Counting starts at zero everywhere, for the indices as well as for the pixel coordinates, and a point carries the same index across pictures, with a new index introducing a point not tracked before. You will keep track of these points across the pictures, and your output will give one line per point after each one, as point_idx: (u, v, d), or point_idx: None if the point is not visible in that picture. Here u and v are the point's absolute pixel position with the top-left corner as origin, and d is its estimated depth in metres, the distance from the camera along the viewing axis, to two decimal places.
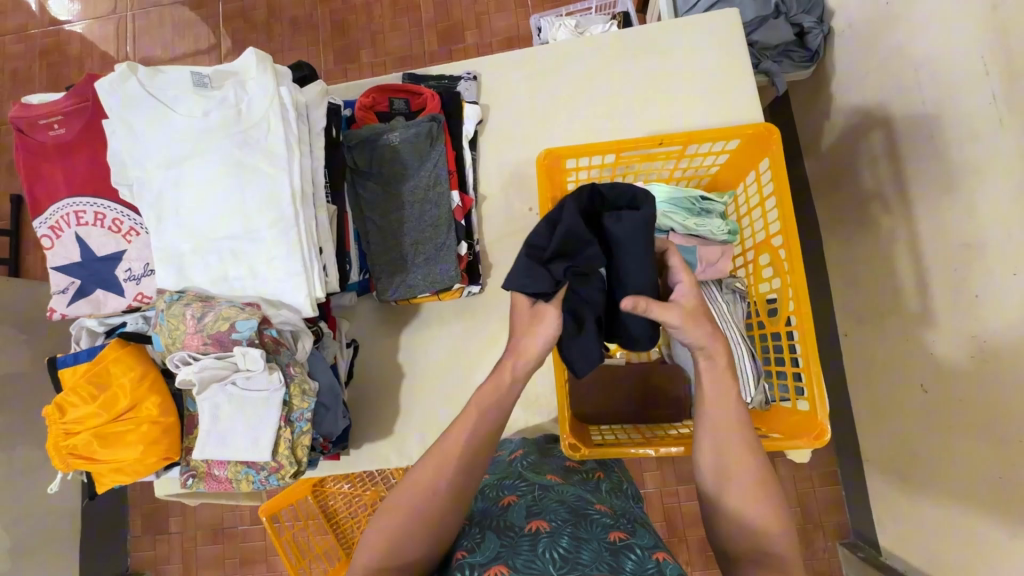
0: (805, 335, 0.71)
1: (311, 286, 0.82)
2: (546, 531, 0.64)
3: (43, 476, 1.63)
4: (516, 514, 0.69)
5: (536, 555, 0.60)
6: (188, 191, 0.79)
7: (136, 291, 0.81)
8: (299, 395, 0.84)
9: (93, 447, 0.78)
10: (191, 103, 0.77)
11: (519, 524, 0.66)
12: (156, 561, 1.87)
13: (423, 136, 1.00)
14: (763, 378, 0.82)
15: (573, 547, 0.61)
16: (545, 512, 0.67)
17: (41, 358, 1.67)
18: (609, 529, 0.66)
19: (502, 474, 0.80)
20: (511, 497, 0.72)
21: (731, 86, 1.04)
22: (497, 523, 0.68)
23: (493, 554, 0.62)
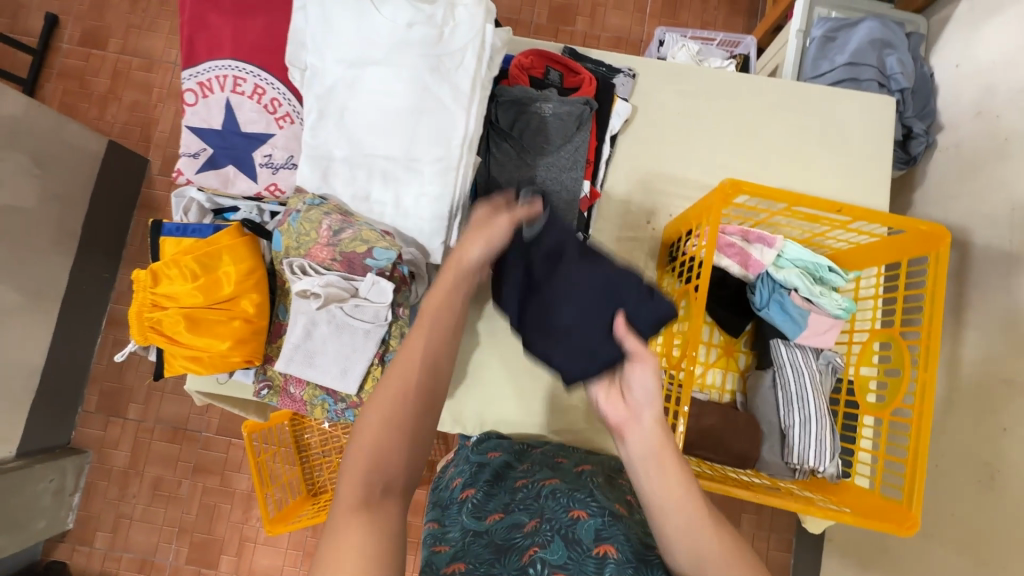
0: (921, 432, 0.73)
1: (449, 232, 0.79)
2: (613, 560, 0.62)
3: (17, 324, 1.50)
4: (585, 529, 0.66)
5: None
6: (362, 96, 0.73)
7: (270, 181, 0.75)
8: (397, 336, 0.80)
9: (179, 328, 0.72)
10: (398, 8, 0.71)
11: (587, 542, 0.64)
12: (104, 443, 1.75)
13: (574, 117, 0.97)
14: (839, 454, 0.88)
15: None
16: (614, 539, 0.65)
17: (49, 199, 1.52)
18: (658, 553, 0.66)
19: (573, 484, 0.77)
20: (579, 509, 0.70)
21: (865, 170, 1.07)
22: (563, 524, 0.67)
23: (560, 559, 0.62)
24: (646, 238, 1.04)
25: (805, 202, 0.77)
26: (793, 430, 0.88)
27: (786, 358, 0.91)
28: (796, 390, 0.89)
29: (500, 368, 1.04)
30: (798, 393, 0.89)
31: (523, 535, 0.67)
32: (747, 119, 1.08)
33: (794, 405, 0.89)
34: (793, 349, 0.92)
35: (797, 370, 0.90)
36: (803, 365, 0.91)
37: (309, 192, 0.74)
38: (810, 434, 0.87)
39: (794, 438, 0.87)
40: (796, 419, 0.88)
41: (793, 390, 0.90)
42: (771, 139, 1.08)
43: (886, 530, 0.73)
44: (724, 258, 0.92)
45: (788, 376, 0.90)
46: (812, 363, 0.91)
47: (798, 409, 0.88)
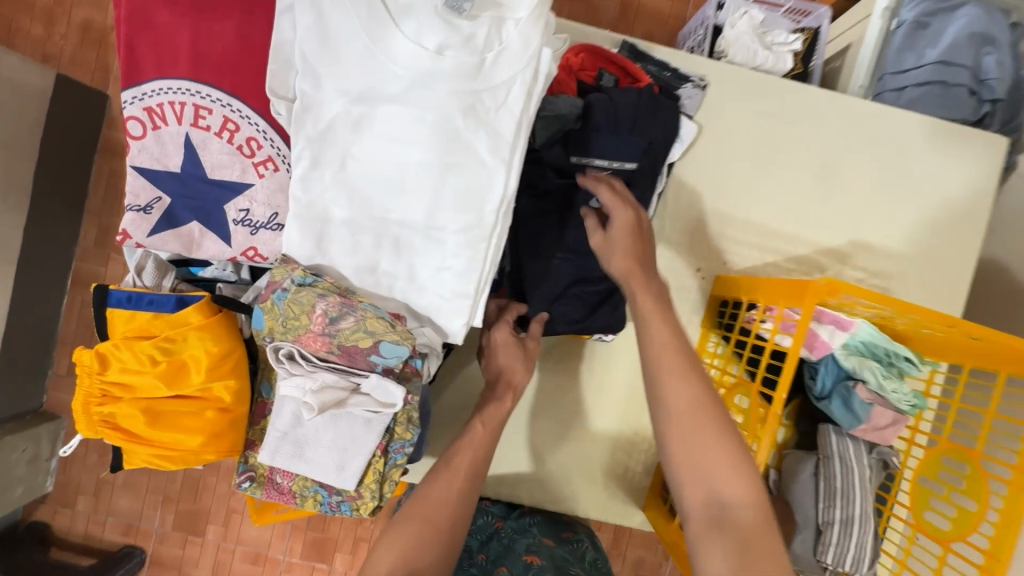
0: None
1: (472, 312, 0.63)
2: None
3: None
4: None
5: None
6: (371, 142, 0.54)
7: (248, 243, 0.57)
8: (404, 423, 0.68)
9: (138, 422, 0.59)
10: (425, 25, 0.51)
11: None
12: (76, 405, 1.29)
13: (631, 149, 0.77)
14: (876, 559, 0.80)
15: None
16: None
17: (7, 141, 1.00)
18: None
19: None
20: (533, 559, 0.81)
21: (957, 229, 0.91)
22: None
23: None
24: (693, 289, 0.90)
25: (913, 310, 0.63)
26: (831, 529, 0.80)
27: (836, 448, 0.82)
28: (841, 486, 0.81)
29: (514, 429, 0.89)
30: (842, 491, 0.80)
31: None
32: (833, 155, 0.90)
33: (835, 501, 0.80)
34: (846, 439, 0.83)
35: (845, 464, 0.81)
36: (852, 459, 0.82)
37: (299, 263, 0.58)
38: (845, 534, 0.79)
39: (828, 536, 0.80)
40: (837, 517, 0.80)
41: (837, 485, 0.81)
42: (857, 182, 0.90)
43: None
44: None
45: (835, 469, 0.82)
46: (863, 458, 0.82)
47: (838, 505, 0.80)
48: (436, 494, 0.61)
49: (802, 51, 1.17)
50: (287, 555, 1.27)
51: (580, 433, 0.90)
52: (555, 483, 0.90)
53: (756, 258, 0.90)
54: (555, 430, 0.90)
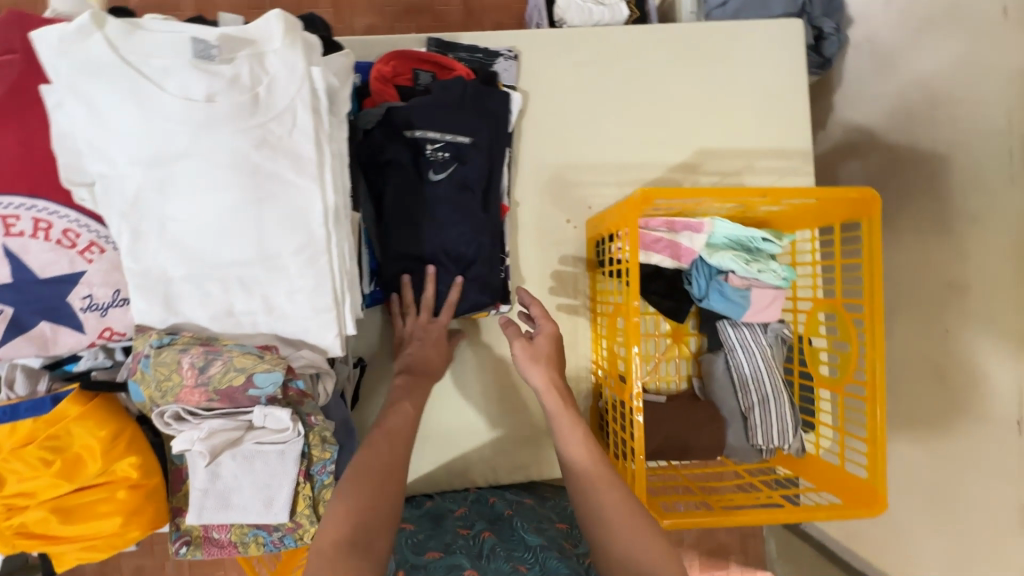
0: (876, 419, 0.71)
1: (341, 322, 0.68)
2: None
3: None
4: None
5: None
6: (180, 201, 0.58)
7: (101, 325, 0.61)
8: (319, 444, 0.71)
9: (52, 523, 0.61)
10: (187, 80, 0.55)
11: None
12: None
13: (470, 147, 0.84)
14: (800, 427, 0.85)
15: None
16: None
17: None
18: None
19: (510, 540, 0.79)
20: (520, 565, 0.73)
21: (789, 109, 0.97)
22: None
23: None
24: (572, 240, 0.95)
25: (725, 195, 0.69)
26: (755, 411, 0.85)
27: (737, 339, 0.88)
28: (752, 371, 0.86)
29: (452, 420, 0.93)
30: (754, 377, 0.86)
31: None
32: (657, 79, 0.96)
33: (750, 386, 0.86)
34: (745, 330, 0.88)
35: (750, 354, 0.87)
36: (755, 345, 0.87)
37: (154, 327, 0.61)
38: (767, 414, 0.85)
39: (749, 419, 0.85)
40: (755, 399, 0.85)
41: (748, 371, 0.86)
42: (685, 95, 0.96)
43: (854, 513, 0.70)
44: (654, 255, 0.84)
45: (744, 358, 0.87)
46: (762, 338, 0.87)
47: (752, 388, 0.86)
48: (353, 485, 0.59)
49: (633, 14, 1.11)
50: None
51: (513, 403, 0.95)
52: (503, 456, 0.94)
53: (616, 192, 0.95)
54: (487, 409, 0.94)
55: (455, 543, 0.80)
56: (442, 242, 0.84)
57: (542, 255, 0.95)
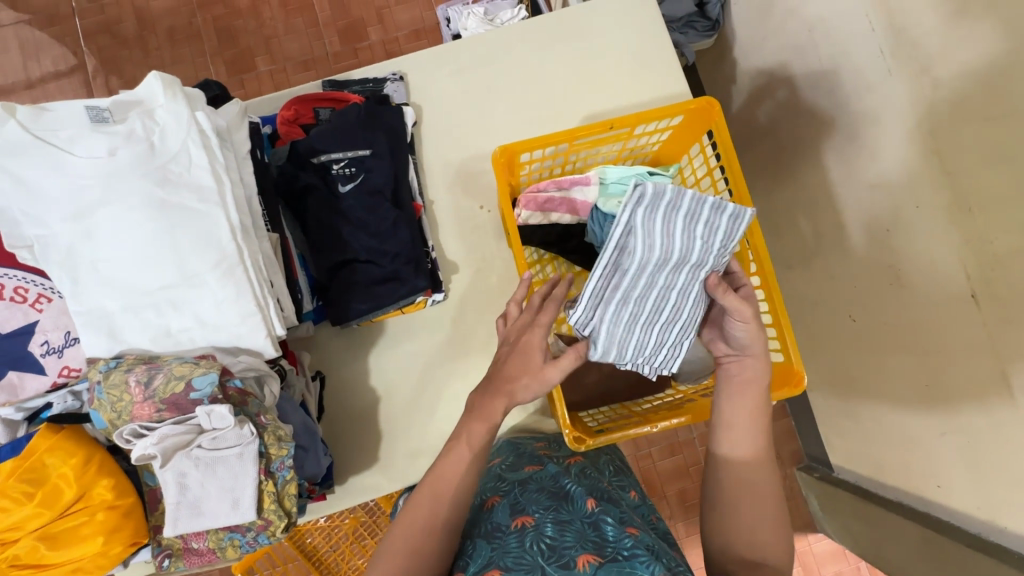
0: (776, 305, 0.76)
1: (269, 324, 0.76)
2: (531, 526, 0.68)
3: None
4: (501, 513, 0.74)
5: (524, 550, 0.65)
6: (104, 244, 0.68)
7: (60, 365, 0.71)
8: (275, 443, 0.77)
9: (41, 551, 0.68)
10: (92, 142, 0.67)
11: (506, 523, 0.71)
12: None
13: (372, 157, 0.94)
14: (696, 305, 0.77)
15: (557, 534, 0.66)
16: (527, 507, 0.72)
17: None
18: (621, 527, 0.66)
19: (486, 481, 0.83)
20: (495, 499, 0.77)
21: (658, 63, 1.07)
22: (494, 528, 0.71)
23: (486, 558, 0.67)
24: (490, 222, 1.03)
25: (579, 134, 0.77)
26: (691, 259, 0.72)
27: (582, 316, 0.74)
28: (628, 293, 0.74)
29: (417, 411, 0.98)
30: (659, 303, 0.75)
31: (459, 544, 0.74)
32: (535, 66, 1.07)
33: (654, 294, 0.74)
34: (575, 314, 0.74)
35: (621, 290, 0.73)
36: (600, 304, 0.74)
37: (101, 357, 0.71)
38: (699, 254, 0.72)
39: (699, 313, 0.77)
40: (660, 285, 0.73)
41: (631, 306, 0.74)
42: (562, 75, 1.07)
43: (781, 395, 0.74)
44: (553, 212, 0.91)
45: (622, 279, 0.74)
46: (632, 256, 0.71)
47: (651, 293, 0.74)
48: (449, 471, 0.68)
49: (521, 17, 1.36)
50: None
51: (469, 383, 0.99)
52: None
53: None
54: (446, 394, 0.99)
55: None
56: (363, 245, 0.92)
57: (465, 241, 1.03)
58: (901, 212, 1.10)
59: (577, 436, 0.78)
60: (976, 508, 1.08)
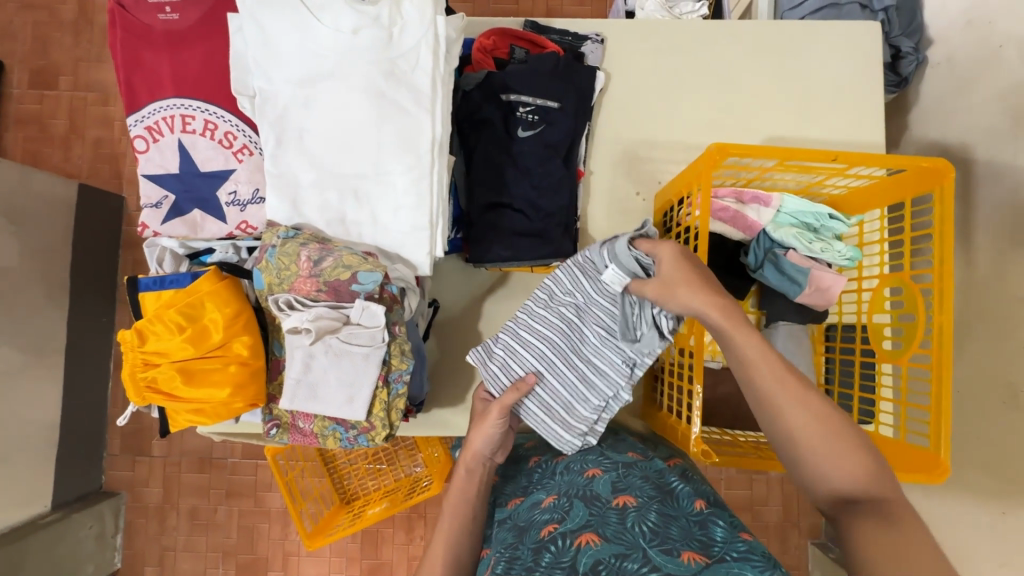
0: (941, 392, 0.72)
1: (433, 243, 0.76)
2: (635, 506, 0.64)
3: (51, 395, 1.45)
4: (601, 485, 0.69)
5: (625, 528, 0.61)
6: (319, 116, 0.69)
7: (240, 219, 0.73)
8: (398, 354, 0.78)
9: (175, 383, 0.71)
10: (341, 14, 0.67)
11: (605, 496, 0.67)
12: (166, 503, 1.66)
13: (553, 112, 0.92)
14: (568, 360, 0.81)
15: (662, 522, 0.62)
16: (631, 488, 0.68)
17: None
18: (733, 532, 0.62)
19: (584, 449, 0.79)
20: (595, 470, 0.73)
21: (860, 107, 1.01)
22: (592, 496, 0.67)
23: (582, 520, 0.63)
24: (641, 210, 1.01)
25: (797, 154, 0.74)
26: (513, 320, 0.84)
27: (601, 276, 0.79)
28: (591, 379, 0.80)
29: None
30: (535, 334, 0.81)
31: (543, 507, 0.69)
32: (731, 72, 1.03)
33: (569, 358, 0.81)
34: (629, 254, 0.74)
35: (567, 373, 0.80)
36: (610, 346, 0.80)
37: (281, 224, 0.72)
38: (519, 331, 0.82)
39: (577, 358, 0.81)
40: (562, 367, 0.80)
41: (590, 265, 0.79)
42: (756, 86, 1.02)
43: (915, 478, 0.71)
44: (717, 223, 0.89)
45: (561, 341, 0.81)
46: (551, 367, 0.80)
47: (578, 380, 0.80)
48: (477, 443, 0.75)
49: (710, 12, 1.31)
50: (348, 562, 1.64)
51: None
52: None
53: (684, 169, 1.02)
54: None
55: (529, 479, 0.79)
56: (521, 195, 0.92)
57: (609, 222, 1.01)
58: None
59: (706, 451, 0.72)
60: None
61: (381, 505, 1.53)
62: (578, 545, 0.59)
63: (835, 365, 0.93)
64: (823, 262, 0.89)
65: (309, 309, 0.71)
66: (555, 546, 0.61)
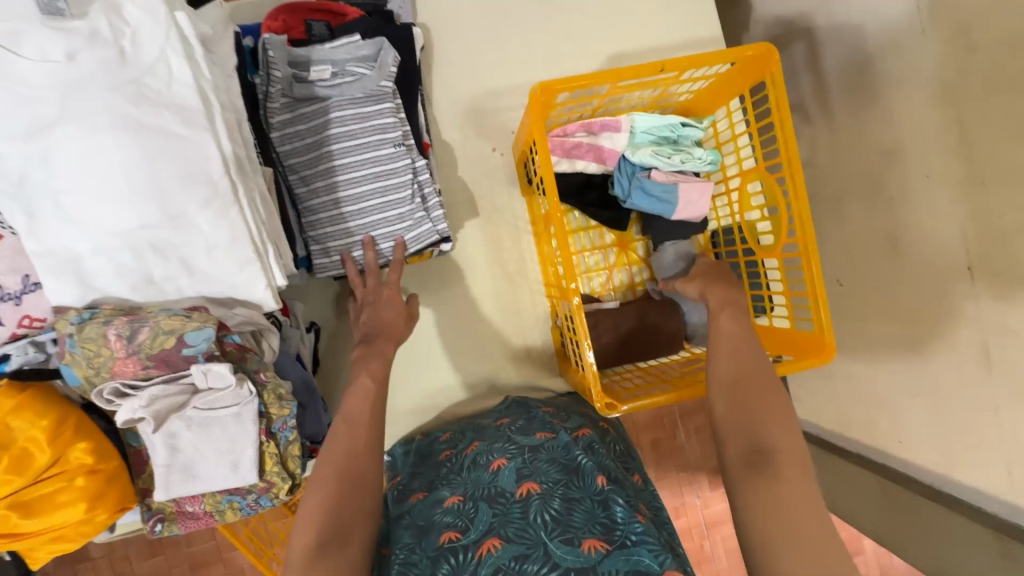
0: (813, 276, 0.73)
1: (269, 273, 0.67)
2: (538, 494, 0.62)
3: None
4: (506, 478, 0.67)
5: (527, 522, 0.59)
6: (67, 170, 0.56)
7: (19, 315, 0.61)
8: (275, 402, 0.70)
9: (12, 521, 0.60)
10: (46, 41, 0.54)
11: (510, 489, 0.65)
12: None
13: (371, 91, 0.81)
14: (370, 150, 0.81)
15: (565, 508, 0.60)
16: (536, 474, 0.66)
17: None
18: (632, 510, 0.61)
19: (492, 439, 0.76)
20: (500, 460, 0.70)
21: (691, 1, 0.98)
22: (498, 492, 0.65)
23: (485, 526, 0.60)
24: (505, 168, 0.96)
25: (625, 73, 0.70)
26: (278, 151, 0.81)
27: (365, 109, 0.81)
28: (387, 182, 0.82)
29: (418, 368, 0.93)
30: (344, 217, 0.82)
31: (444, 509, 0.66)
32: (552, 1, 0.95)
33: (372, 219, 0.83)
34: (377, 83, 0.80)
35: (371, 158, 0.81)
36: (368, 86, 0.80)
37: (72, 306, 0.61)
38: (329, 219, 0.82)
39: (362, 133, 0.80)
40: (364, 193, 0.82)
41: (341, 78, 0.80)
42: (583, 9, 0.96)
43: (809, 364, 0.74)
44: (579, 161, 0.85)
45: (358, 172, 0.81)
46: (357, 182, 0.81)
47: (385, 239, 0.84)
48: (353, 411, 0.62)
49: None
50: None
51: (476, 340, 0.95)
52: (475, 389, 0.95)
53: None
54: (448, 351, 0.94)
55: (439, 473, 0.76)
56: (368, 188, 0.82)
57: (475, 191, 0.95)
58: (905, 175, 0.95)
59: (610, 403, 0.72)
60: (934, 464, 1.01)
61: None
62: (480, 555, 0.57)
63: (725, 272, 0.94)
64: (689, 173, 0.86)
65: (140, 392, 0.62)
66: (454, 559, 0.58)
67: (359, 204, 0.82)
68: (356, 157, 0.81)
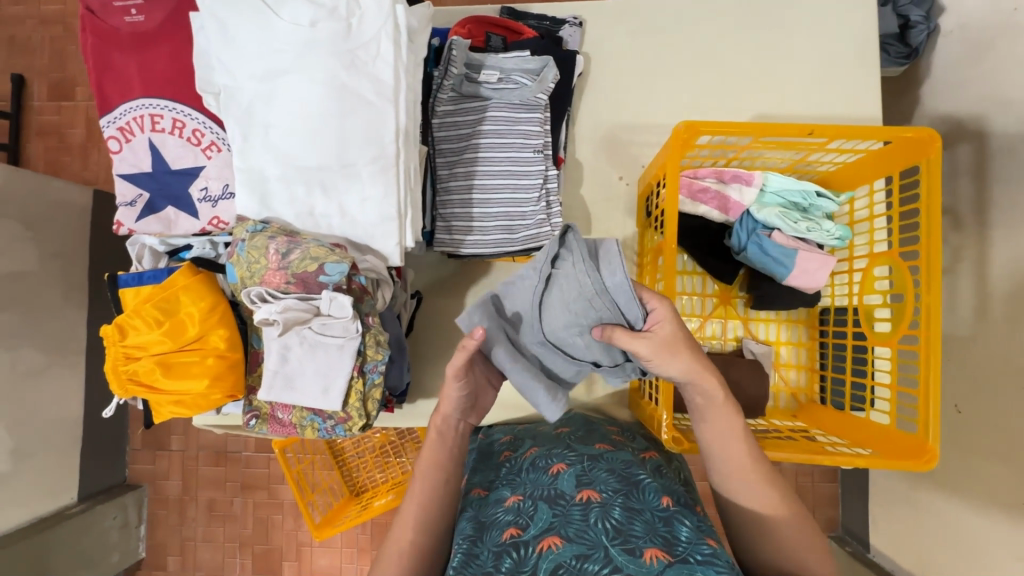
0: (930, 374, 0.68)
1: (403, 233, 0.75)
2: (598, 503, 0.64)
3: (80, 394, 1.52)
4: (565, 482, 0.70)
5: (588, 525, 0.61)
6: (281, 110, 0.69)
7: (213, 214, 0.76)
8: (373, 345, 0.78)
9: (155, 376, 0.72)
10: (298, 9, 0.68)
11: (569, 493, 0.67)
12: (184, 496, 1.70)
13: (526, 99, 0.90)
14: (511, 151, 0.90)
15: (626, 519, 0.62)
16: (595, 483, 0.68)
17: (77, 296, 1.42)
18: (698, 534, 0.61)
19: (550, 445, 0.80)
20: (560, 465, 0.73)
21: (851, 80, 0.97)
22: (557, 494, 0.67)
23: (546, 524, 0.62)
24: (627, 197, 1.00)
25: (772, 129, 0.71)
26: (435, 135, 0.92)
27: (518, 117, 0.90)
28: (519, 182, 0.90)
29: None
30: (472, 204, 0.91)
31: (505, 506, 0.68)
32: (708, 57, 0.99)
33: (494, 213, 0.91)
34: (535, 95, 0.89)
35: (511, 158, 0.90)
36: (526, 95, 0.89)
37: (250, 218, 0.74)
38: (461, 201, 0.91)
39: (509, 135, 0.90)
40: (496, 186, 0.90)
41: (505, 85, 0.89)
42: (736, 68, 0.99)
43: (905, 466, 0.68)
44: (701, 205, 0.86)
45: (495, 169, 0.90)
46: (492, 176, 0.90)
47: (502, 232, 0.91)
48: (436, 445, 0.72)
49: None
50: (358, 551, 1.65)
51: None
52: None
53: None
54: None
55: (498, 473, 0.79)
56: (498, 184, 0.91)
57: (591, 212, 1.00)
58: None
59: (676, 437, 0.73)
60: None
61: (387, 496, 1.52)
62: (541, 549, 0.59)
63: (827, 352, 0.90)
64: (812, 242, 0.85)
65: (280, 301, 0.73)
66: (517, 553, 0.60)
67: (490, 196, 0.91)
68: (498, 154, 0.90)
